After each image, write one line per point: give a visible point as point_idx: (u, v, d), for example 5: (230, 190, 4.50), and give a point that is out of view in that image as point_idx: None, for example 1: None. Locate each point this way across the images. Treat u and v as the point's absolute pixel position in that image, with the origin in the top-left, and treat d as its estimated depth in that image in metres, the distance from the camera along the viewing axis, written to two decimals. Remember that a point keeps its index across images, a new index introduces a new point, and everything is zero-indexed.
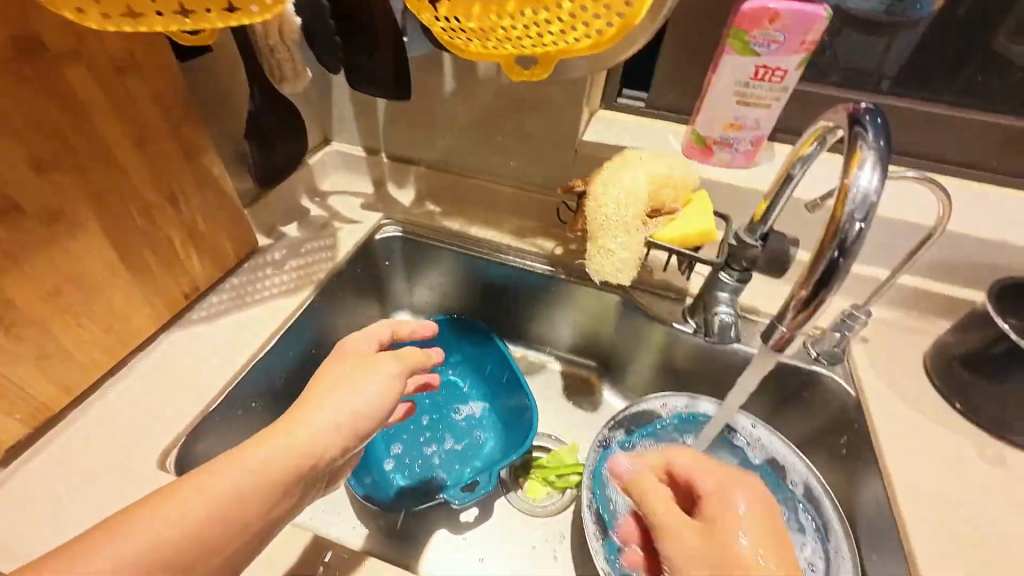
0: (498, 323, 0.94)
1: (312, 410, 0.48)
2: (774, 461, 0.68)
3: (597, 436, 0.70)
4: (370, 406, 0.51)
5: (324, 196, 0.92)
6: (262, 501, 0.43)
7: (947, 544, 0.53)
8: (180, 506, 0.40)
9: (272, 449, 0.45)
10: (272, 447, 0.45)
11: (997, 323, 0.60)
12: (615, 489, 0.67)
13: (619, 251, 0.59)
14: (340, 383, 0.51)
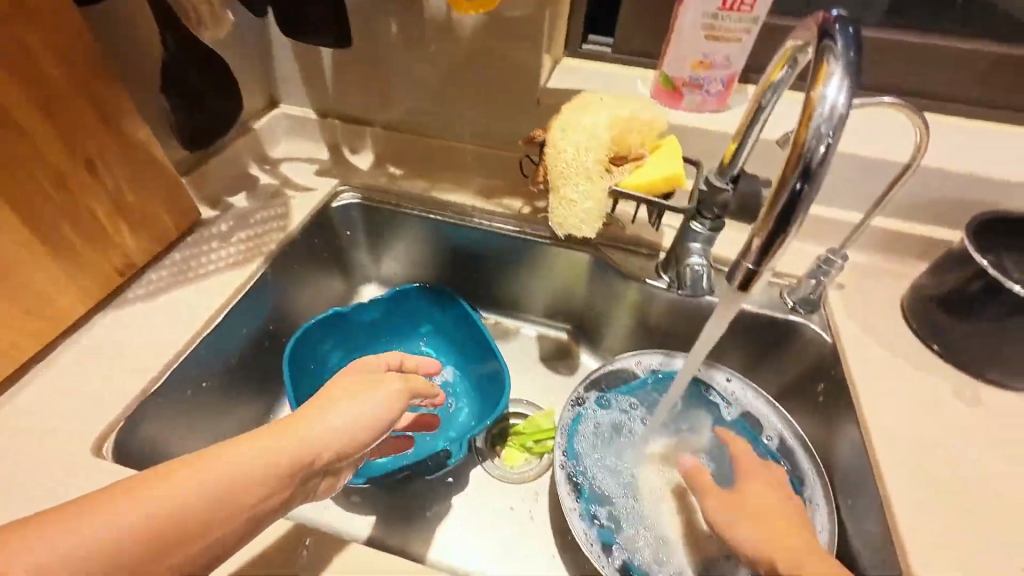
0: (469, 291, 0.91)
1: (320, 412, 0.43)
2: (749, 415, 0.67)
3: (572, 394, 0.69)
4: (372, 414, 0.46)
5: (274, 163, 0.86)
6: (233, 506, 0.36)
7: (924, 484, 0.52)
8: (147, 499, 0.33)
9: (264, 444, 0.39)
10: (263, 443, 0.39)
11: (975, 259, 0.58)
12: (594, 447, 0.66)
13: (581, 201, 0.56)
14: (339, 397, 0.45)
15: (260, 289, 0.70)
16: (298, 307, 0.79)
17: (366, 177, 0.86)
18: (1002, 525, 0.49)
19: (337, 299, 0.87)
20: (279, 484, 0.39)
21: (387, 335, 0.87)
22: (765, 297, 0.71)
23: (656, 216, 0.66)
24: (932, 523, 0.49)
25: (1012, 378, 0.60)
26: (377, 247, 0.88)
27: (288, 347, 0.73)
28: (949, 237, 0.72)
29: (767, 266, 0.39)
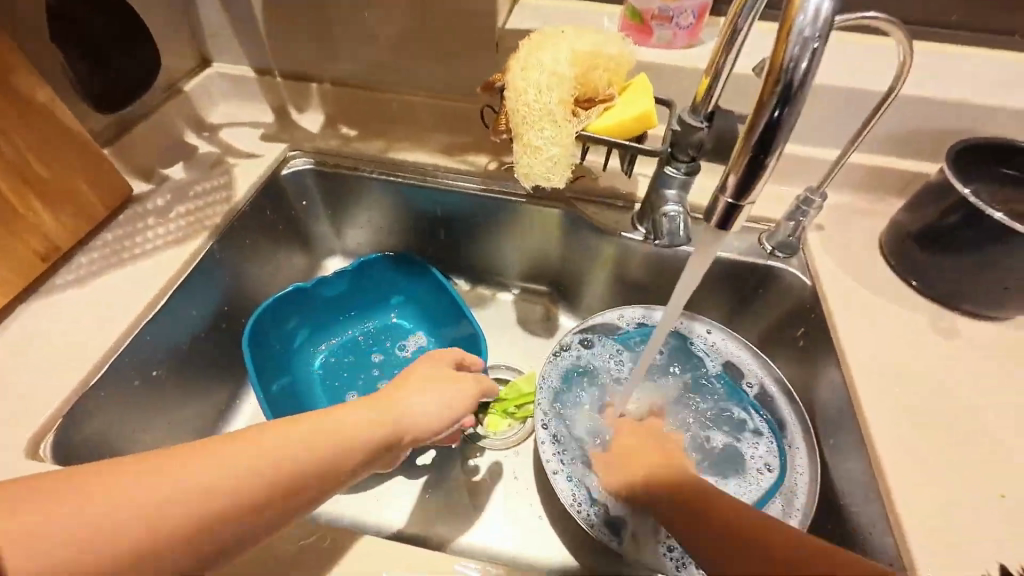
0: (440, 257, 0.86)
1: (414, 391, 0.50)
2: (730, 365, 0.66)
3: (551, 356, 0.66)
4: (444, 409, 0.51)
5: (214, 130, 0.79)
6: (325, 470, 0.41)
7: (904, 420, 0.52)
8: (271, 444, 0.40)
9: (371, 410, 0.46)
10: (365, 413, 0.45)
11: (957, 188, 0.57)
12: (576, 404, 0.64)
13: (548, 147, 0.51)
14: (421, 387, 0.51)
15: (208, 266, 0.65)
16: (255, 284, 0.74)
17: (317, 139, 0.79)
18: (979, 454, 0.50)
19: (299, 274, 0.82)
20: (366, 456, 0.44)
21: (355, 308, 0.82)
22: (743, 245, 0.69)
23: (629, 163, 0.61)
24: (913, 458, 0.49)
25: (988, 310, 0.59)
26: (336, 216, 0.82)
27: (247, 327, 0.69)
28: (929, 170, 0.70)
29: (744, 202, 0.36)
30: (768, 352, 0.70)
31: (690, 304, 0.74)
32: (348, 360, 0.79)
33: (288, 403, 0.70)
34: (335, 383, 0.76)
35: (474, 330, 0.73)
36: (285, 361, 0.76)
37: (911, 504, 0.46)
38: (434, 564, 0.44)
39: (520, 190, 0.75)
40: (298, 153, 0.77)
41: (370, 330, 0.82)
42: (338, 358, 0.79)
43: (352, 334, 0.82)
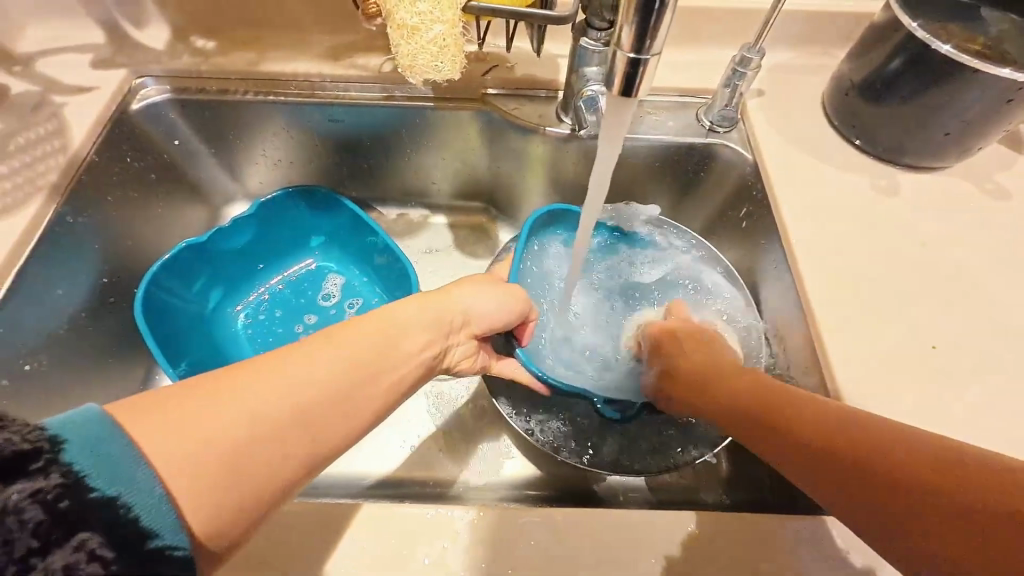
0: (354, 184, 0.75)
1: (467, 292, 0.49)
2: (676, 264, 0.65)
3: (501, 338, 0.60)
4: (497, 312, 0.51)
5: (28, 62, 0.63)
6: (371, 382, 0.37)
7: (840, 284, 0.50)
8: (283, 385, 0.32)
9: (429, 308, 0.45)
10: (421, 305, 0.44)
11: (903, 23, 0.50)
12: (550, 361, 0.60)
13: (425, 26, 0.42)
14: (474, 292, 0.49)
15: (60, 234, 0.55)
16: (136, 245, 0.65)
17: (165, 59, 0.64)
18: (915, 309, 0.49)
19: (196, 228, 0.72)
20: (419, 355, 0.42)
21: (269, 254, 0.74)
22: (680, 124, 0.63)
23: (538, 40, 0.52)
24: (851, 322, 0.48)
25: (927, 160, 0.56)
26: (220, 154, 0.69)
27: (138, 295, 0.60)
28: (874, 10, 0.63)
29: (646, 64, 0.29)
30: (714, 236, 0.67)
31: (632, 199, 0.69)
32: (276, 315, 0.72)
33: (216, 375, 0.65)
34: (264, 341, 0.69)
35: (402, 260, 0.67)
36: (197, 332, 0.67)
37: (846, 367, 0.46)
38: (427, 532, 0.39)
39: (426, 93, 0.65)
40: (145, 80, 0.63)
41: (293, 279, 0.75)
42: (261, 314, 0.72)
43: (273, 286, 0.74)
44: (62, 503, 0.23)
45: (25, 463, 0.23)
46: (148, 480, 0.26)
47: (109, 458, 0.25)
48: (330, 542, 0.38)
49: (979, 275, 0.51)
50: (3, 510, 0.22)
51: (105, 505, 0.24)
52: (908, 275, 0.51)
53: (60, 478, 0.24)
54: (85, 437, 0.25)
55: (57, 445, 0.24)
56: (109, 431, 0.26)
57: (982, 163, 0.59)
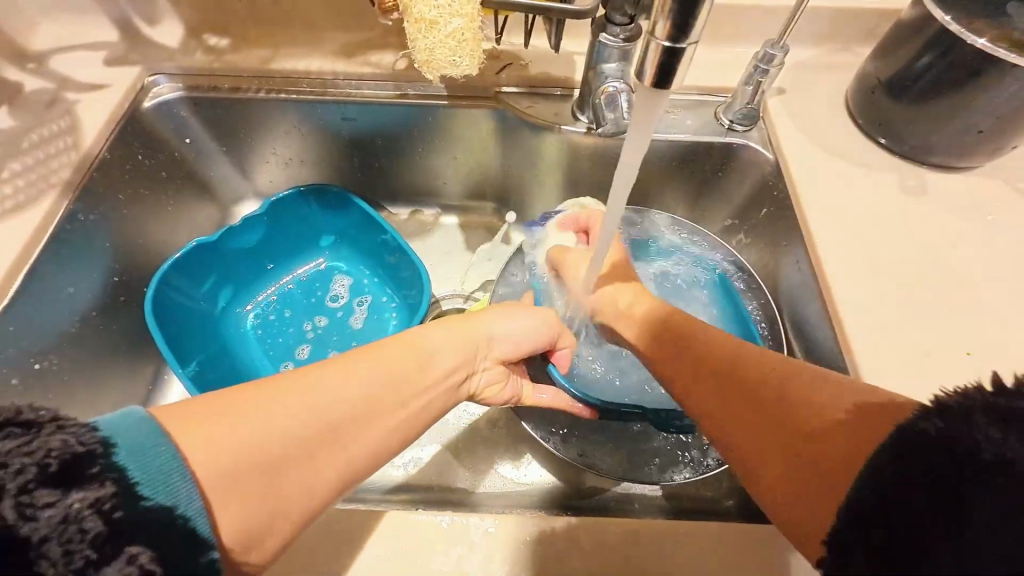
0: (366, 183, 0.75)
1: (494, 318, 0.48)
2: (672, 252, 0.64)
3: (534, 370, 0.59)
4: (524, 335, 0.50)
5: (42, 59, 0.63)
6: (388, 395, 0.37)
7: (866, 287, 0.49)
8: (296, 401, 0.33)
9: (445, 330, 0.44)
10: (444, 331, 0.44)
11: (936, 17, 0.49)
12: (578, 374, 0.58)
13: (444, 20, 0.41)
14: (499, 318, 0.49)
15: (71, 231, 0.55)
16: (147, 244, 0.64)
17: (178, 56, 0.64)
18: (946, 313, 0.47)
19: (206, 227, 0.71)
20: (435, 366, 0.41)
21: (280, 255, 0.73)
22: (699, 123, 0.61)
23: (556, 36, 0.51)
24: (880, 327, 0.46)
25: (956, 160, 0.55)
26: (232, 152, 0.69)
27: (150, 294, 0.60)
28: (899, 7, 0.61)
29: (682, 54, 0.28)
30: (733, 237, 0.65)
31: (647, 200, 0.68)
32: (286, 314, 0.71)
33: (230, 379, 0.64)
34: (274, 343, 0.68)
35: (416, 265, 0.66)
36: (207, 332, 0.67)
37: (874, 372, 0.44)
38: (442, 539, 0.38)
39: (439, 91, 0.64)
40: (157, 78, 0.63)
41: (303, 278, 0.74)
42: (271, 314, 0.71)
43: (283, 286, 0.73)
44: (117, 513, 0.23)
45: (83, 468, 0.24)
46: (189, 492, 0.26)
47: (156, 464, 0.26)
48: (341, 547, 0.37)
49: (1012, 278, 0.50)
50: (66, 518, 0.22)
51: (156, 513, 0.25)
52: (937, 278, 0.50)
53: (114, 487, 0.24)
54: (138, 442, 0.26)
55: (109, 449, 0.25)
56: (156, 438, 0.27)
57: (1012, 163, 0.57)
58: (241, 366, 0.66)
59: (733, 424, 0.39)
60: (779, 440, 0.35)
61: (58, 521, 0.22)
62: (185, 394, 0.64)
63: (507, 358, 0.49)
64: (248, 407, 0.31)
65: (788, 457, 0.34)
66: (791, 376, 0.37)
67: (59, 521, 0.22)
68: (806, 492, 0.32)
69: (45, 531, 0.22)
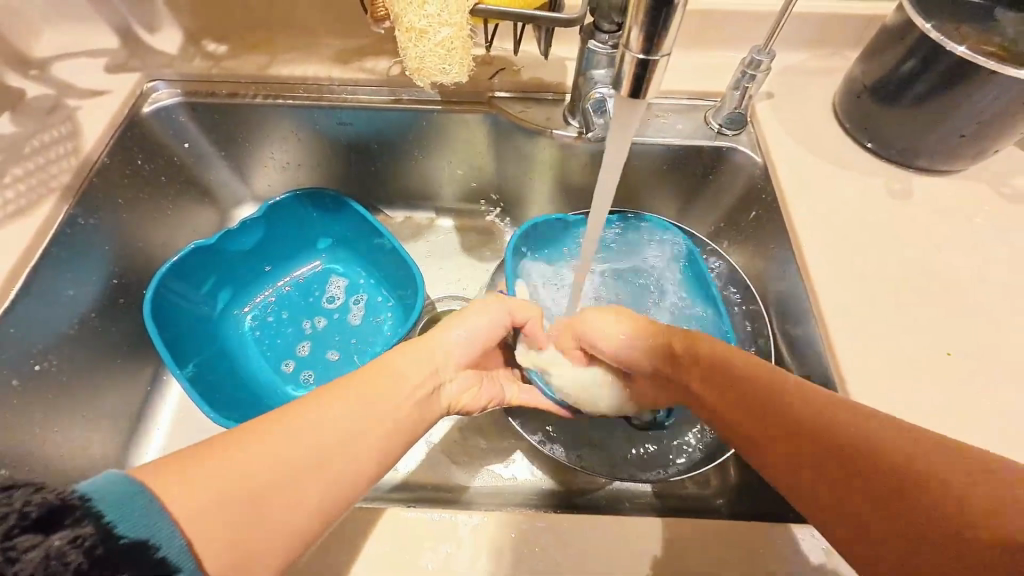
0: (362, 186, 0.76)
1: (464, 324, 0.50)
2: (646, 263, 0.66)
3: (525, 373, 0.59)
4: (491, 336, 0.52)
5: (44, 66, 0.64)
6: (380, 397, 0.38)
7: (851, 290, 0.49)
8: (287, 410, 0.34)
9: (420, 347, 0.46)
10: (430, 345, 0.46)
11: (917, 24, 0.50)
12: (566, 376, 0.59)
13: (433, 29, 0.42)
14: (473, 324, 0.50)
15: (71, 235, 0.56)
16: (146, 247, 0.65)
17: (177, 63, 0.65)
18: (929, 315, 0.48)
19: (204, 230, 0.73)
20: None
21: (278, 257, 0.74)
22: (689, 127, 0.62)
23: (546, 43, 0.52)
24: (863, 328, 0.47)
25: (941, 164, 0.55)
26: (230, 157, 0.70)
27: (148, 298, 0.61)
28: (887, 12, 0.62)
29: (656, 63, 0.29)
30: (724, 240, 0.66)
31: (639, 203, 0.69)
32: (283, 316, 0.72)
33: (231, 385, 0.65)
34: (274, 346, 0.69)
35: (412, 272, 0.67)
36: (205, 335, 0.68)
37: (857, 373, 0.45)
38: (431, 536, 0.39)
39: (433, 96, 0.65)
40: (156, 84, 0.64)
41: (300, 280, 0.75)
42: (269, 316, 0.72)
43: (281, 289, 0.74)
44: (99, 550, 0.23)
45: (63, 515, 0.24)
46: (169, 528, 0.26)
47: (132, 507, 0.25)
48: (332, 545, 0.38)
49: (996, 280, 0.50)
50: (47, 557, 0.23)
51: (136, 547, 0.24)
52: (921, 279, 0.50)
53: (94, 526, 0.24)
54: (115, 481, 0.26)
55: (85, 497, 0.24)
56: (130, 484, 0.26)
57: (997, 167, 0.58)
58: (242, 370, 0.67)
59: (747, 421, 0.38)
60: (803, 445, 0.33)
61: (39, 561, 0.23)
62: (183, 395, 0.65)
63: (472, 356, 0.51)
64: (235, 446, 0.31)
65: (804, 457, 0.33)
66: (810, 389, 0.35)
67: (40, 560, 0.23)
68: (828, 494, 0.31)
69: (31, 572, 0.22)
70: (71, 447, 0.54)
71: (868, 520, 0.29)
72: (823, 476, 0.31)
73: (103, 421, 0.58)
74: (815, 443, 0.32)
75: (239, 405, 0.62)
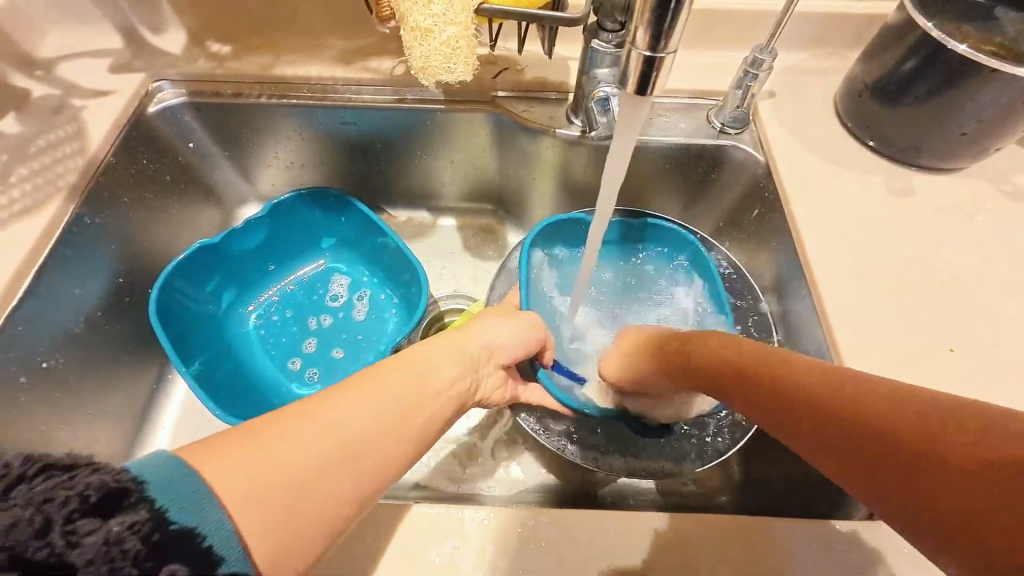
0: (365, 186, 0.76)
1: (488, 326, 0.50)
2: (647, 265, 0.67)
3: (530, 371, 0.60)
4: (516, 341, 0.52)
5: (49, 67, 0.64)
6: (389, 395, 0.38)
7: (854, 287, 0.50)
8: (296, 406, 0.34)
9: (442, 344, 0.46)
10: (439, 341, 0.46)
11: (918, 23, 0.50)
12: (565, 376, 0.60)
13: (438, 28, 0.42)
14: (493, 326, 0.50)
15: (78, 234, 0.56)
16: (152, 246, 0.66)
17: (181, 63, 0.65)
18: (931, 311, 0.48)
19: (208, 229, 0.73)
20: (432, 368, 0.43)
21: (283, 257, 0.74)
22: (691, 126, 0.62)
23: (549, 42, 0.52)
24: (866, 325, 0.47)
25: (944, 161, 0.56)
26: (234, 157, 0.70)
27: (153, 297, 0.61)
28: (887, 11, 0.62)
29: (661, 60, 0.29)
30: (727, 238, 0.67)
31: (642, 201, 0.69)
32: (288, 315, 0.72)
33: (238, 384, 0.65)
34: (279, 345, 0.69)
35: (416, 272, 0.67)
36: (210, 333, 0.68)
37: (860, 369, 0.45)
38: (438, 531, 0.39)
39: (436, 96, 0.65)
40: (161, 84, 0.64)
41: (304, 279, 0.75)
42: (273, 315, 0.72)
43: (285, 288, 0.75)
44: (155, 536, 0.24)
45: (120, 499, 0.25)
46: (217, 516, 0.27)
47: (189, 493, 0.26)
48: (340, 541, 0.38)
49: (997, 276, 0.51)
50: (109, 542, 0.23)
51: (187, 534, 0.25)
52: (923, 277, 0.51)
53: (150, 512, 0.25)
54: (169, 469, 0.27)
55: (143, 483, 0.26)
56: (184, 471, 0.27)
57: (999, 164, 0.58)
58: (249, 370, 0.67)
59: (757, 404, 0.38)
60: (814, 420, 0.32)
61: (100, 545, 0.23)
62: (188, 394, 0.65)
63: (505, 362, 0.51)
64: (269, 437, 0.31)
65: (816, 435, 0.32)
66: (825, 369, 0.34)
67: (100, 545, 0.23)
68: (845, 469, 0.30)
69: (91, 556, 0.23)
70: (78, 445, 0.54)
71: (939, 518, 0.25)
72: (836, 450, 0.31)
73: (110, 419, 0.59)
74: (824, 420, 0.32)
75: (247, 404, 0.63)
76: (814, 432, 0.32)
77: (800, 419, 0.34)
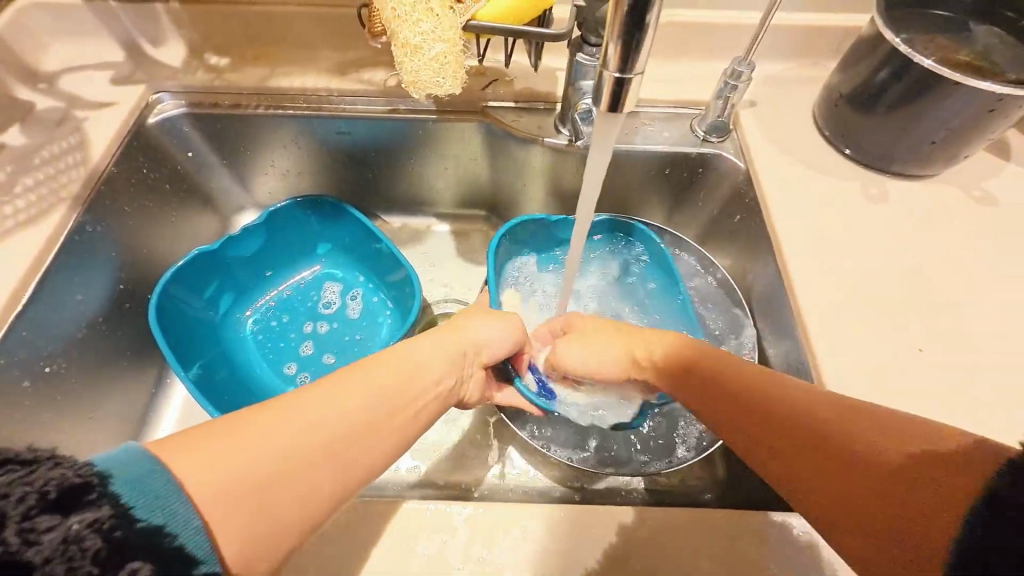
0: (361, 194, 0.78)
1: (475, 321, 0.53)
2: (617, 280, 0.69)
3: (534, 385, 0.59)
4: (501, 340, 0.53)
5: (52, 79, 0.66)
6: (380, 394, 0.40)
7: (829, 290, 0.52)
8: (291, 405, 0.36)
9: (432, 344, 0.48)
10: (430, 342, 0.48)
11: (887, 37, 0.52)
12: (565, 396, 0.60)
13: (428, 45, 0.44)
14: (482, 325, 0.53)
15: (80, 243, 0.58)
16: (151, 254, 0.67)
17: (181, 75, 0.67)
18: (902, 313, 0.50)
19: (206, 236, 0.75)
20: (422, 369, 0.45)
21: (278, 262, 0.76)
22: (675, 135, 0.64)
23: (536, 57, 0.54)
24: (840, 327, 0.49)
25: (917, 168, 0.58)
26: (233, 165, 0.72)
27: (152, 302, 0.63)
28: (863, 24, 0.65)
29: (632, 78, 0.31)
30: (711, 243, 0.68)
31: (629, 207, 0.71)
32: (283, 320, 0.74)
33: (237, 388, 0.66)
34: (277, 349, 0.71)
35: (408, 276, 0.69)
36: (207, 337, 0.69)
37: (834, 369, 0.47)
38: (427, 525, 0.41)
39: (429, 106, 0.67)
40: (161, 96, 0.66)
41: (300, 284, 0.77)
42: (269, 320, 0.74)
43: (281, 293, 0.76)
44: (117, 533, 0.26)
45: (81, 495, 0.26)
46: (186, 512, 0.28)
47: (153, 485, 0.28)
48: (334, 535, 0.40)
49: (966, 278, 0.53)
50: (66, 540, 0.25)
51: (153, 532, 0.27)
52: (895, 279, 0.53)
53: (111, 509, 0.26)
54: (139, 469, 0.28)
55: (106, 478, 0.27)
56: (147, 463, 0.29)
57: (970, 171, 0.61)
58: (248, 374, 0.69)
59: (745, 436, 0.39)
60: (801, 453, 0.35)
61: (58, 542, 0.24)
62: (187, 397, 0.67)
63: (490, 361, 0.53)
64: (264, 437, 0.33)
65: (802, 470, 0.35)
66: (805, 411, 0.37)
67: (59, 542, 0.24)
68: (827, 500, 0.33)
69: (48, 552, 0.24)
70: (79, 448, 0.56)
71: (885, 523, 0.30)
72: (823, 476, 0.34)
73: (111, 422, 0.60)
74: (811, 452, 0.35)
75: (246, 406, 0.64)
76: (805, 466, 0.35)
77: (788, 451, 0.36)
